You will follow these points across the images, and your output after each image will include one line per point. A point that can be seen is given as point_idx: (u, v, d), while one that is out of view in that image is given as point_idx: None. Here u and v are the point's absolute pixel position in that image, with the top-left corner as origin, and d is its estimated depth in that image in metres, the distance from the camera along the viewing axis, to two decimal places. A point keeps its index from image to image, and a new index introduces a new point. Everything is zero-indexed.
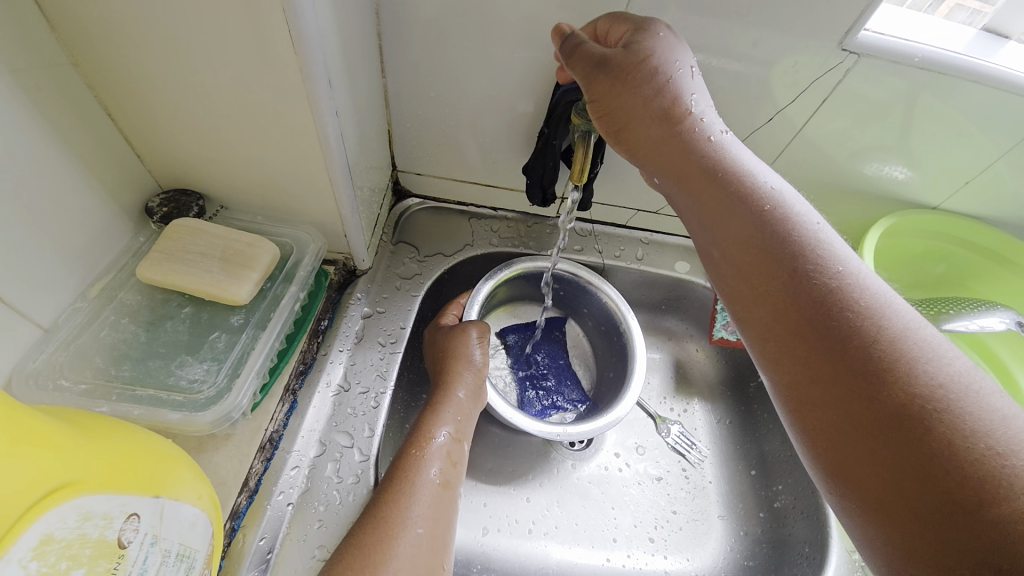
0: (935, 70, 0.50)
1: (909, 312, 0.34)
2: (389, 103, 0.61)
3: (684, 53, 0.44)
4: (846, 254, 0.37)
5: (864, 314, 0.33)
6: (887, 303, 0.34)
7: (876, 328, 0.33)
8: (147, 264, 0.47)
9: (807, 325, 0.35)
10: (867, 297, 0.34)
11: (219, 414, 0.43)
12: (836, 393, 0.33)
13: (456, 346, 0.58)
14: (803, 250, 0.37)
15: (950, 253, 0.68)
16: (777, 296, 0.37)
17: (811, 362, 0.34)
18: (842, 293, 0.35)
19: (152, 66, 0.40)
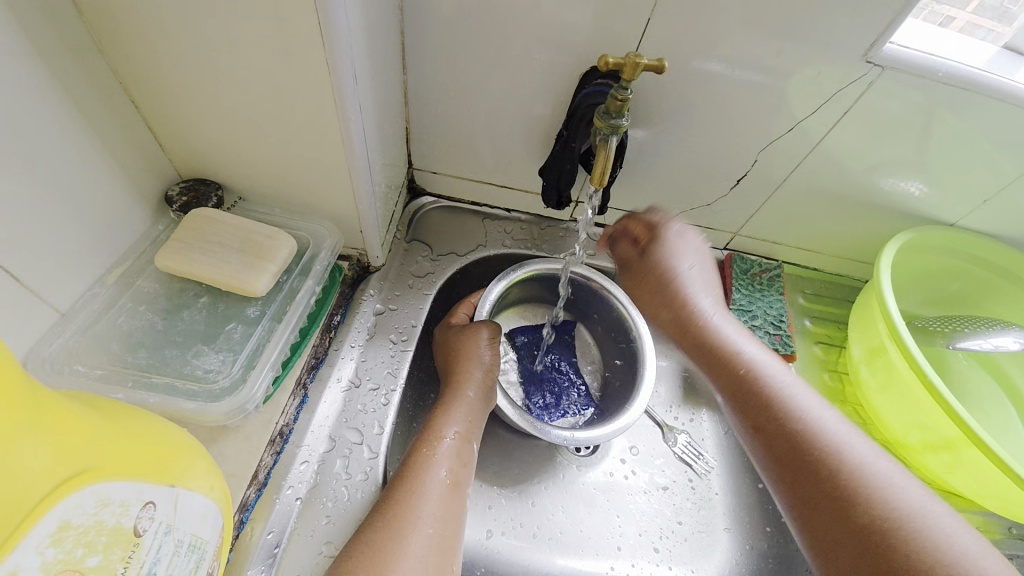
0: (957, 85, 0.50)
1: (862, 448, 0.43)
2: (408, 101, 0.61)
3: (691, 246, 0.58)
4: (812, 403, 0.47)
5: (858, 477, 0.41)
6: (845, 441, 0.44)
7: (871, 488, 0.41)
8: (167, 253, 0.47)
9: (815, 485, 0.42)
10: (849, 450, 0.43)
11: (233, 405, 0.43)
12: (860, 554, 0.39)
13: (466, 346, 0.58)
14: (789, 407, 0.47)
15: (965, 271, 0.67)
16: (792, 458, 0.44)
17: (830, 521, 0.41)
18: (836, 455, 0.43)
19: (179, 55, 0.40)
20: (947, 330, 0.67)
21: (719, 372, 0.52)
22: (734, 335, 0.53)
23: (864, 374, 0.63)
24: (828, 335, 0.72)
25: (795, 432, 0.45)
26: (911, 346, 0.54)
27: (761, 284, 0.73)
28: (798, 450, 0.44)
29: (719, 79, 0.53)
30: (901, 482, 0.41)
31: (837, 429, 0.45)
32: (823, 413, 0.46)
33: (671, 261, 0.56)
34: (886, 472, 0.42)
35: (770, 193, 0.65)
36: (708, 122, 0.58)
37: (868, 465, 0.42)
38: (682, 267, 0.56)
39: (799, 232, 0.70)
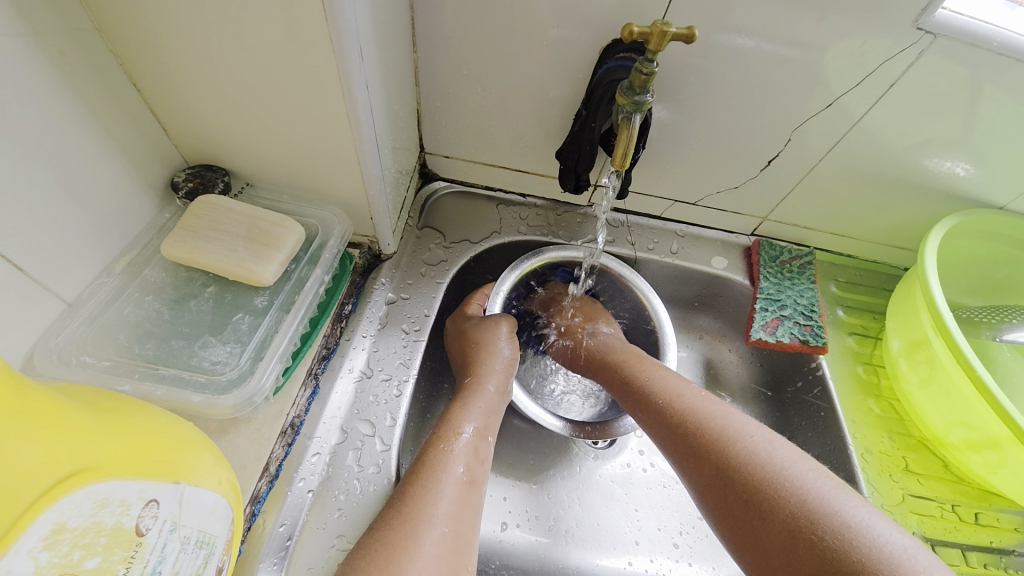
0: (1015, 57, 0.45)
1: (716, 404, 0.49)
2: (419, 81, 0.58)
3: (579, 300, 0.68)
4: (671, 377, 0.54)
5: (697, 421, 0.47)
6: (701, 401, 0.50)
7: (708, 426, 0.47)
8: (172, 241, 0.45)
9: (674, 440, 0.48)
10: (688, 399, 0.50)
11: (241, 398, 0.42)
12: (727, 491, 0.43)
13: (485, 339, 0.57)
14: (643, 381, 0.54)
15: (1014, 257, 0.63)
16: (655, 423, 0.50)
17: (694, 469, 0.46)
18: (679, 407, 0.49)
19: (177, 34, 0.38)
20: (993, 321, 0.63)
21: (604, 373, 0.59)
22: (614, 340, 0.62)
23: (903, 368, 0.60)
24: (863, 326, 0.68)
25: (652, 397, 0.52)
26: (959, 338, 0.50)
27: (790, 272, 0.69)
28: (665, 413, 0.50)
29: (751, 52, 0.49)
30: (736, 417, 0.47)
31: (696, 395, 0.51)
32: (667, 377, 0.53)
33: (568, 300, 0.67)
34: (723, 412, 0.48)
35: (802, 174, 0.61)
36: (736, 100, 0.54)
37: (705, 407, 0.49)
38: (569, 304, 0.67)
39: (832, 216, 0.66)
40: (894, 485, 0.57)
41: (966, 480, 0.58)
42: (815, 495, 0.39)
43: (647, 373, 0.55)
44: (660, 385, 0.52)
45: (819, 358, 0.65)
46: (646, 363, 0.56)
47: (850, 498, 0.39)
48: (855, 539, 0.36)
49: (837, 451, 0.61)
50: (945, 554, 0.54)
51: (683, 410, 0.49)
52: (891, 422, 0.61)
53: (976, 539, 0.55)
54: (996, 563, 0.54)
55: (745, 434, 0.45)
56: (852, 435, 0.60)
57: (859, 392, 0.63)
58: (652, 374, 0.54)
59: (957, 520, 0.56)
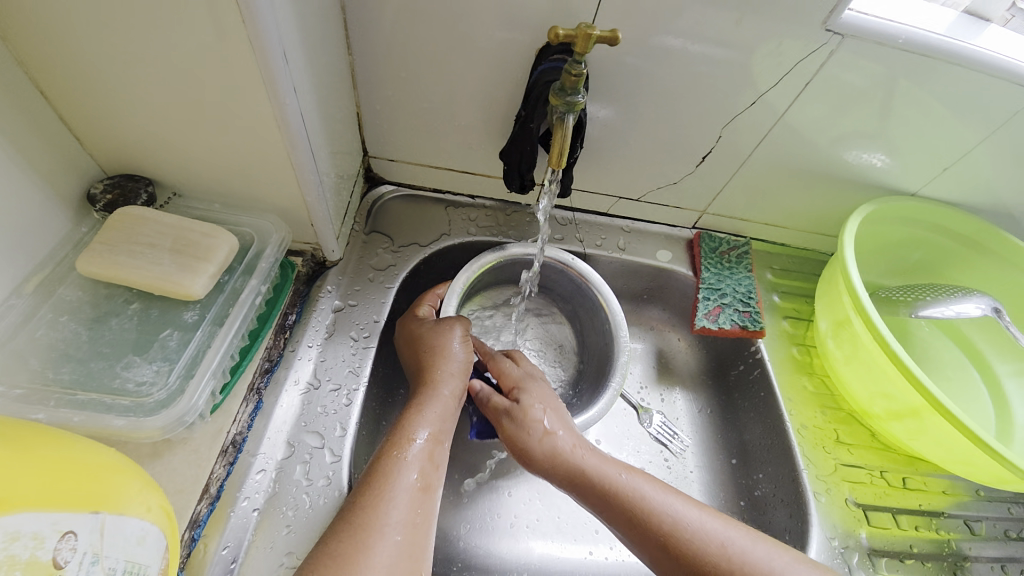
0: (916, 52, 0.49)
1: (720, 530, 0.45)
2: (357, 83, 0.57)
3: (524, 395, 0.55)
4: (658, 497, 0.47)
5: (722, 557, 0.43)
6: (706, 528, 0.45)
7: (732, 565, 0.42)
8: (88, 257, 0.43)
9: None
10: (697, 526, 0.45)
11: (170, 419, 0.40)
12: None
13: (437, 342, 0.56)
14: (645, 504, 0.46)
15: (925, 239, 0.68)
16: (675, 562, 0.44)
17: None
18: (690, 541, 0.44)
19: (85, 39, 0.36)
20: (909, 299, 0.67)
21: (580, 491, 0.49)
22: (577, 443, 0.51)
23: (830, 347, 0.64)
24: (796, 309, 0.72)
25: (660, 529, 0.45)
26: (873, 315, 0.54)
27: (730, 262, 0.72)
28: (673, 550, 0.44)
29: (681, 51, 0.51)
30: (747, 544, 0.44)
31: (695, 519, 0.45)
32: (669, 496, 0.47)
33: (519, 393, 0.55)
34: (736, 544, 0.44)
35: (735, 169, 0.64)
36: (670, 99, 0.56)
37: (719, 535, 0.44)
38: (520, 395, 0.55)
39: (765, 207, 0.70)
40: (828, 457, 0.61)
41: (893, 448, 0.63)
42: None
43: (639, 498, 0.47)
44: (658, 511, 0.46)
45: (758, 342, 0.68)
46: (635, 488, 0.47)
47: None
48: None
49: (777, 428, 0.64)
50: (878, 518, 0.58)
51: (699, 540, 0.44)
52: (824, 398, 0.65)
53: (906, 503, 0.59)
54: (925, 524, 0.58)
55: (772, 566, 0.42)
56: (789, 412, 0.64)
57: (795, 372, 0.67)
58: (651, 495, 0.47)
59: (888, 485, 0.60)
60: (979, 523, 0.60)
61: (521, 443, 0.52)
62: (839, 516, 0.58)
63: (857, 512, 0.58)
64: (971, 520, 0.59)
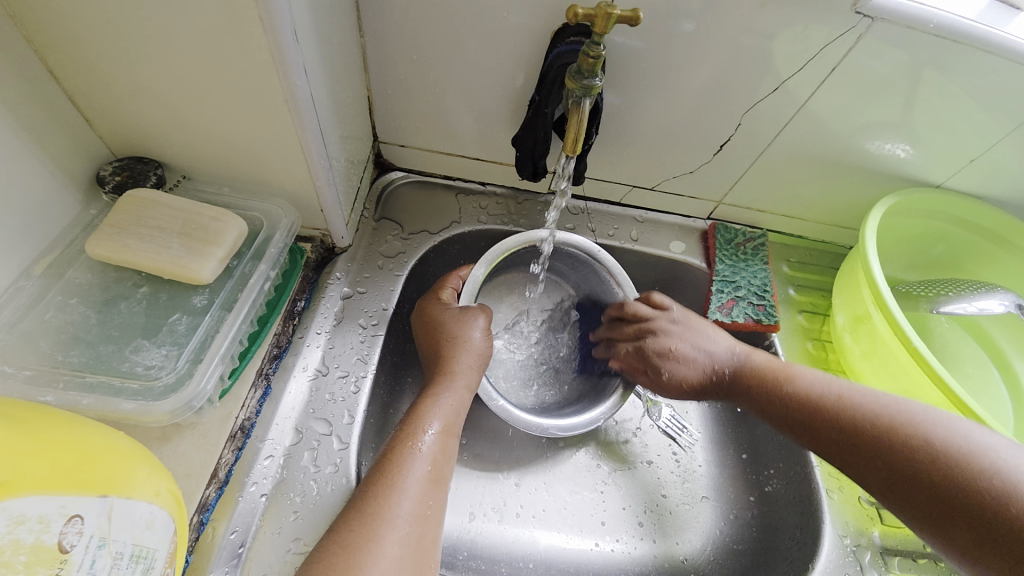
0: (951, 38, 0.47)
1: (849, 385, 0.49)
2: (368, 67, 0.56)
3: (664, 329, 0.60)
4: (796, 368, 0.53)
5: (844, 401, 0.47)
6: (834, 387, 0.49)
7: (857, 410, 0.46)
8: (98, 239, 0.42)
9: (836, 430, 0.47)
10: (845, 385, 0.49)
11: (178, 403, 0.39)
12: (905, 472, 0.42)
13: (459, 331, 0.55)
14: (774, 374, 0.53)
15: (949, 233, 0.66)
16: (821, 420, 0.48)
17: (858, 455, 0.45)
18: (817, 390, 0.50)
19: (91, 16, 0.36)
20: (930, 294, 0.65)
21: (727, 388, 0.57)
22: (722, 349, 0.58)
23: (848, 342, 0.62)
24: (812, 303, 0.71)
25: (807, 399, 0.50)
26: (893, 308, 0.53)
27: (745, 254, 0.71)
28: (805, 403, 0.49)
29: (703, 35, 0.49)
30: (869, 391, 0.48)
31: (824, 380, 0.51)
32: (794, 369, 0.53)
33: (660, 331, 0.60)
34: (863, 391, 0.48)
35: (754, 158, 0.62)
36: (690, 85, 0.54)
37: (858, 390, 0.48)
38: (660, 335, 0.60)
39: (783, 198, 0.68)
40: None
41: None
42: (984, 455, 0.39)
43: (775, 370, 0.53)
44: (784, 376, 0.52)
45: (772, 336, 0.67)
46: (774, 363, 0.54)
47: (1021, 454, 0.39)
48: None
49: None
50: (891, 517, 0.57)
51: (836, 395, 0.48)
52: None
53: None
54: None
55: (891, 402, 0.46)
56: None
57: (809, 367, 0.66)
58: (800, 377, 0.52)
59: None
60: None
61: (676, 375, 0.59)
62: (851, 513, 0.57)
63: (870, 510, 0.57)
64: None
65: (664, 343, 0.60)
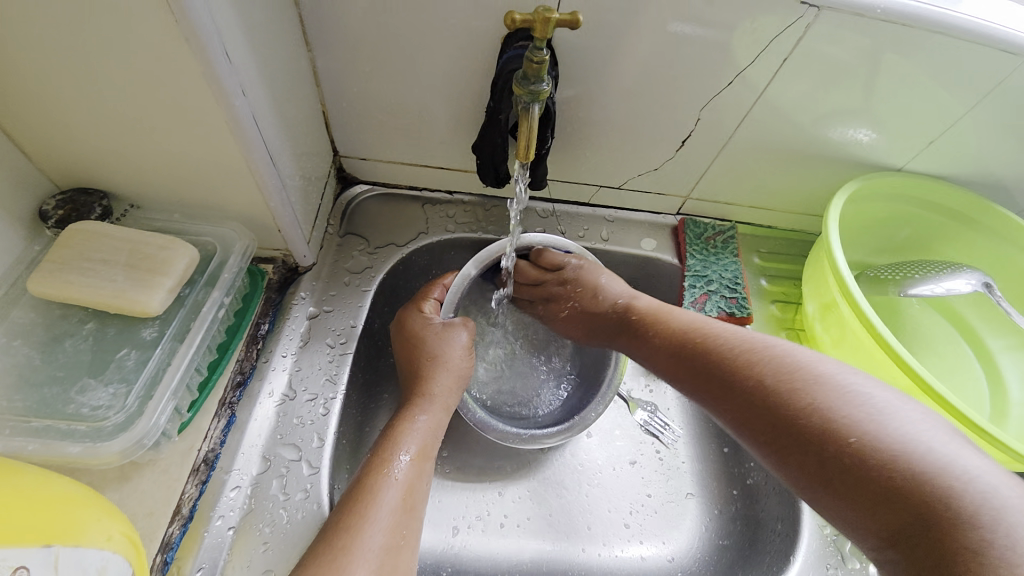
0: (899, 21, 0.47)
1: (714, 325, 0.53)
2: (320, 82, 0.55)
3: (559, 273, 0.62)
4: (670, 310, 0.57)
5: (707, 339, 0.51)
6: (700, 325, 0.53)
7: (714, 343, 0.51)
8: (39, 277, 0.41)
9: (695, 363, 0.51)
10: (728, 331, 0.51)
11: (128, 443, 0.39)
12: (744, 395, 0.46)
13: (440, 351, 0.55)
14: (652, 316, 0.57)
15: (914, 215, 0.66)
16: (682, 354, 0.52)
17: (734, 398, 0.47)
18: (685, 330, 0.53)
19: (13, 49, 0.35)
20: (898, 277, 0.65)
21: (613, 330, 0.60)
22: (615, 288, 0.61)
23: (819, 331, 0.62)
24: (785, 293, 0.71)
25: (693, 346, 0.52)
26: (857, 296, 0.53)
27: (715, 248, 0.71)
28: (674, 341, 0.53)
29: (651, 32, 0.49)
30: (733, 329, 0.52)
31: (696, 320, 0.54)
32: (676, 310, 0.56)
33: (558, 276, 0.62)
34: (726, 328, 0.52)
35: (716, 151, 0.62)
36: (645, 82, 0.54)
37: (740, 335, 0.50)
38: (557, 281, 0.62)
39: (749, 190, 0.68)
40: None
41: None
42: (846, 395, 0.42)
43: (651, 312, 0.57)
44: (660, 319, 0.56)
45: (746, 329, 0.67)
46: (653, 305, 0.58)
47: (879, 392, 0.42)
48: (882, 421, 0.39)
49: None
50: None
51: (698, 333, 0.52)
52: None
53: None
54: None
55: (748, 337, 0.50)
56: None
57: None
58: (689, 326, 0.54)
59: None
60: None
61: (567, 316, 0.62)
62: None
63: None
64: None
65: (557, 290, 0.62)
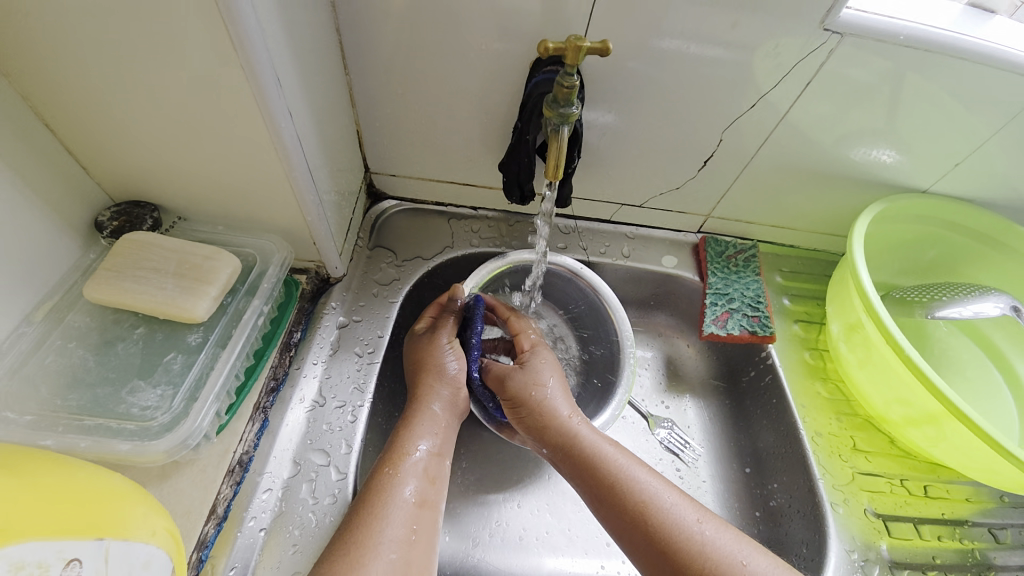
0: (922, 47, 0.48)
1: (696, 518, 0.44)
2: (356, 103, 0.58)
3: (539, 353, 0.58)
4: (641, 478, 0.47)
5: (687, 542, 0.42)
6: (681, 518, 0.44)
7: (694, 551, 0.42)
8: (95, 284, 0.44)
9: (668, 566, 0.42)
10: (710, 541, 0.42)
11: (173, 443, 0.40)
12: None
13: (427, 357, 0.55)
14: (623, 481, 0.46)
15: (940, 237, 0.66)
16: (653, 547, 0.43)
17: None
18: (662, 517, 0.44)
19: (87, 74, 0.38)
20: (925, 299, 0.64)
21: (571, 469, 0.49)
22: (580, 424, 0.51)
23: (843, 351, 0.62)
24: (808, 312, 0.71)
25: (666, 535, 0.43)
26: (883, 315, 0.53)
27: (737, 266, 0.71)
28: (647, 527, 0.44)
29: (676, 57, 0.51)
30: (720, 535, 0.43)
31: (675, 506, 0.45)
32: (647, 479, 0.47)
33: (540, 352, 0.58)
34: (707, 529, 0.43)
35: (739, 171, 0.63)
36: (670, 104, 0.55)
37: (729, 556, 0.41)
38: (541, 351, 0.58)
39: (772, 209, 0.68)
40: (844, 466, 0.60)
41: (913, 454, 0.61)
42: None
43: (625, 474, 0.47)
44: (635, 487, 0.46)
45: (769, 347, 0.67)
46: (623, 462, 0.48)
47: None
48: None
49: (790, 436, 0.63)
50: (898, 529, 0.56)
51: (677, 529, 0.43)
52: (838, 404, 0.64)
53: (928, 512, 0.58)
54: (949, 534, 0.57)
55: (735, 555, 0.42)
56: (803, 420, 0.62)
57: (807, 376, 0.66)
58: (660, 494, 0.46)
59: (908, 493, 0.58)
60: (1004, 531, 0.57)
61: (520, 398, 0.53)
62: (858, 527, 0.56)
63: (877, 523, 0.56)
64: (995, 528, 0.57)
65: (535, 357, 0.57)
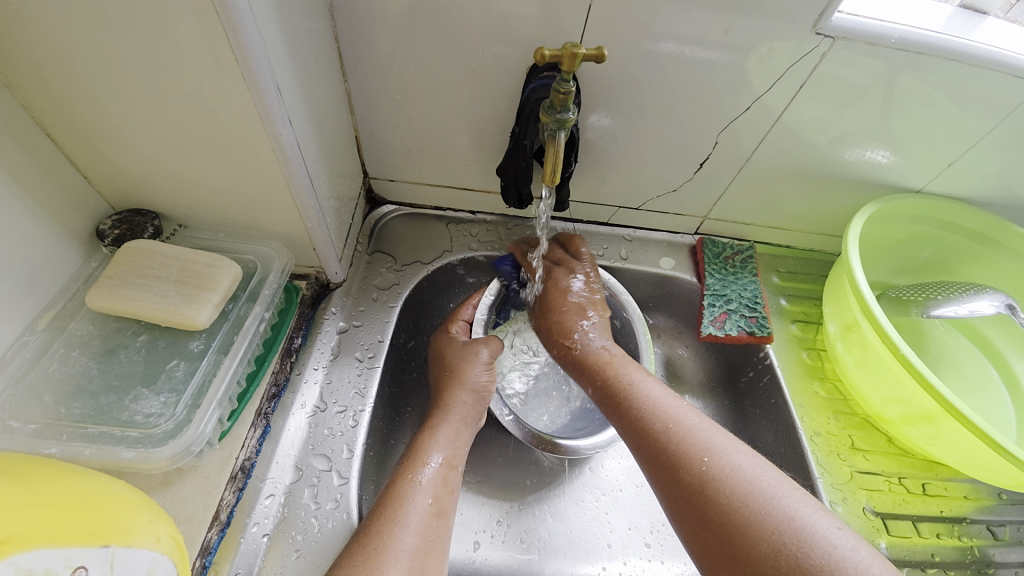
0: (914, 49, 0.49)
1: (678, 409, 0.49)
2: (354, 109, 0.58)
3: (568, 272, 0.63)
4: (637, 377, 0.54)
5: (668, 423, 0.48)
6: (665, 409, 0.49)
7: (672, 428, 0.47)
8: (97, 292, 0.44)
9: (650, 444, 0.48)
10: (686, 424, 0.47)
11: (177, 449, 0.41)
12: (691, 496, 0.43)
13: (460, 366, 0.57)
14: (621, 377, 0.54)
15: (935, 237, 0.67)
16: (641, 428, 0.49)
17: (668, 481, 0.45)
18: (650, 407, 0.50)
19: (88, 84, 0.38)
20: (920, 298, 0.65)
21: (584, 374, 0.57)
22: (596, 338, 0.59)
23: (840, 351, 0.63)
24: (805, 313, 0.71)
25: (651, 418, 0.49)
26: (879, 314, 0.53)
27: (734, 267, 0.71)
28: (636, 415, 0.50)
29: (670, 61, 0.51)
30: (699, 420, 0.48)
31: (664, 398, 0.51)
32: (644, 379, 0.54)
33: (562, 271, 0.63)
34: (688, 415, 0.48)
35: (735, 172, 0.64)
36: (665, 108, 0.56)
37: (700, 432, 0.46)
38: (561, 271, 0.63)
39: (769, 210, 0.69)
40: (843, 464, 0.60)
41: (911, 452, 0.61)
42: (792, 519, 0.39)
43: (625, 373, 0.54)
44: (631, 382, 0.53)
45: (766, 347, 0.67)
46: (627, 365, 0.55)
47: (829, 522, 0.38)
48: (836, 566, 0.36)
49: (788, 436, 0.63)
50: (897, 527, 0.57)
51: (659, 414, 0.49)
52: (837, 404, 0.64)
53: (926, 510, 0.58)
54: (948, 532, 0.57)
55: (708, 435, 0.46)
56: (801, 419, 0.63)
57: (805, 376, 0.66)
58: (651, 394, 0.51)
59: (906, 492, 0.59)
60: (1002, 528, 0.58)
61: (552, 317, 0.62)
62: (858, 525, 0.56)
63: (875, 521, 0.57)
64: (993, 525, 0.58)
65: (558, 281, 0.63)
